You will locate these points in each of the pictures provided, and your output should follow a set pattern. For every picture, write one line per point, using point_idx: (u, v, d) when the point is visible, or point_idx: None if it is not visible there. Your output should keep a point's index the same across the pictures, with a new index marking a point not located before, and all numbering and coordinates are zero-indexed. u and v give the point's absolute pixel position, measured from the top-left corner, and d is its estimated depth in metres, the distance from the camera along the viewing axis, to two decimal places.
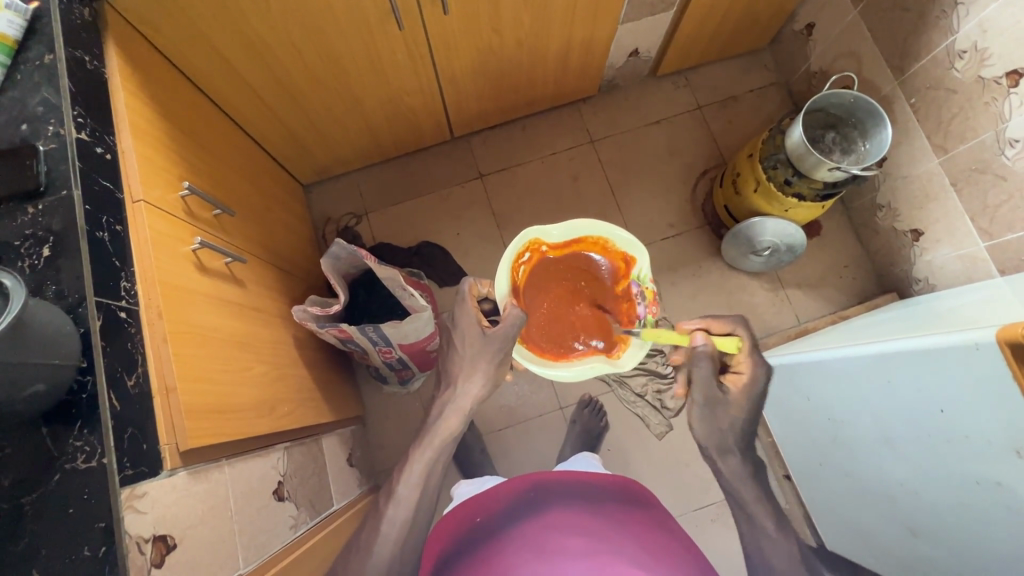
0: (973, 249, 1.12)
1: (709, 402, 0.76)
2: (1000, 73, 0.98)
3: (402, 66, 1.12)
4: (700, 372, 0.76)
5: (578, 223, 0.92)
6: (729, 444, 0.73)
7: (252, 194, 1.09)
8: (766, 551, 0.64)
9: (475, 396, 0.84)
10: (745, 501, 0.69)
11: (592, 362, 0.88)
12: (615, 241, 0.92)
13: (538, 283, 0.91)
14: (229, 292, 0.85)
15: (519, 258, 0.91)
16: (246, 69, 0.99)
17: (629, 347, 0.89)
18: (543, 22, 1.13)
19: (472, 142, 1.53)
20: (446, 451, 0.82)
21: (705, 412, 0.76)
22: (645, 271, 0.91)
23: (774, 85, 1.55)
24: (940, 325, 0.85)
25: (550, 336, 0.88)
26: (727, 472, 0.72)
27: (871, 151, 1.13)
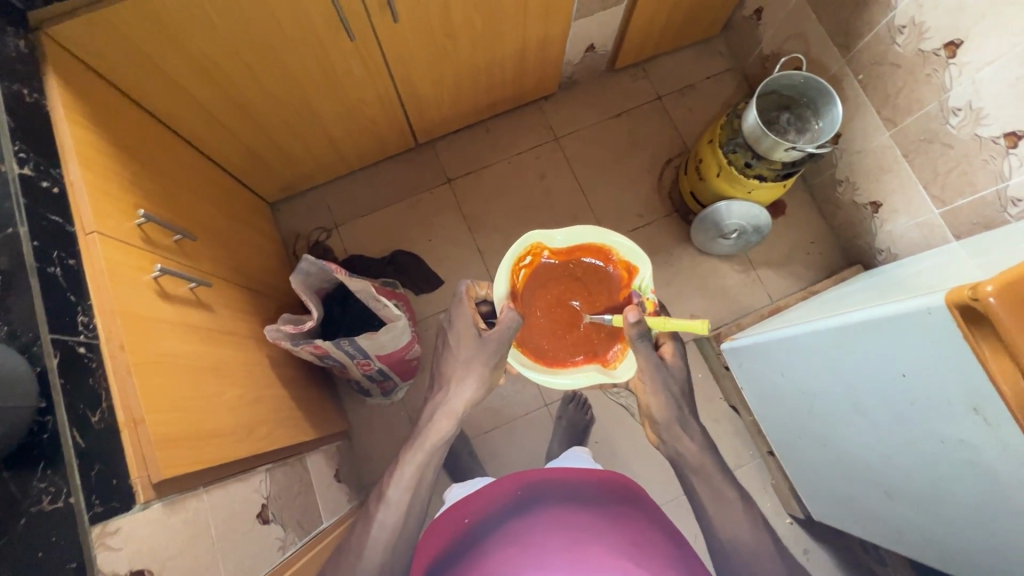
0: (929, 216, 1.16)
1: (654, 369, 0.86)
2: (938, 45, 1.01)
3: (358, 76, 1.12)
4: (641, 348, 0.85)
5: (581, 231, 0.95)
6: (686, 417, 0.86)
7: (215, 217, 1.07)
8: (732, 529, 0.74)
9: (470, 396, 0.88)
10: (708, 474, 0.80)
11: (588, 371, 0.92)
12: (618, 249, 0.95)
13: (536, 289, 0.95)
14: (196, 318, 0.84)
15: (520, 261, 0.95)
16: (197, 90, 0.97)
17: (624, 357, 0.93)
18: (497, 23, 1.14)
19: (438, 147, 1.52)
20: (439, 452, 0.84)
21: (653, 382, 0.87)
22: (647, 280, 0.93)
23: (730, 70, 1.58)
24: (901, 292, 0.87)
25: (545, 342, 0.93)
26: (692, 446, 0.84)
27: (825, 129, 1.15)
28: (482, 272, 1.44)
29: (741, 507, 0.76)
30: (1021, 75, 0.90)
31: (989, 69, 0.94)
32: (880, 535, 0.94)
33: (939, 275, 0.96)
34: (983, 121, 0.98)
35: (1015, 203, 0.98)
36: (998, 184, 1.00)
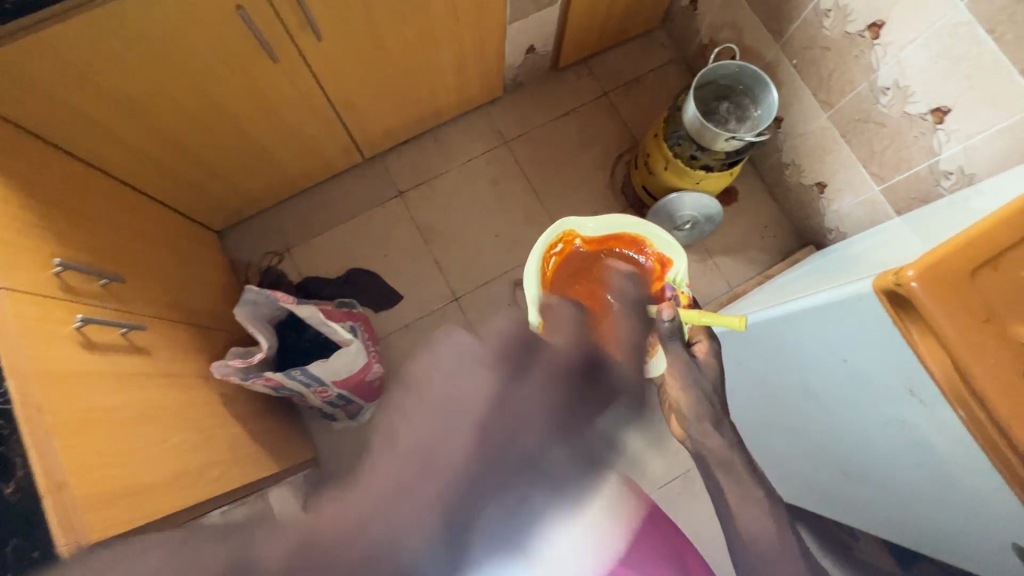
0: (871, 194, 1.18)
1: (686, 367, 0.90)
2: (863, 27, 1.02)
3: (289, 96, 1.09)
4: (673, 347, 0.90)
5: (609, 220, 1.08)
6: (720, 418, 0.86)
7: (154, 253, 1.03)
8: (760, 526, 0.74)
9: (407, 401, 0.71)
10: (738, 472, 0.79)
11: (617, 365, 1.04)
12: (649, 241, 1.07)
13: (568, 280, 1.11)
14: (129, 364, 0.80)
15: (554, 251, 1.10)
16: (121, 124, 0.94)
17: (653, 353, 1.02)
18: (428, 31, 1.12)
19: (386, 160, 1.49)
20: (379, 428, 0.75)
21: (686, 379, 0.90)
22: (680, 272, 1.02)
23: (673, 61, 1.58)
24: (843, 275, 0.88)
25: (575, 331, 1.07)
26: (715, 443, 0.84)
27: (763, 116, 1.16)
28: (441, 284, 1.42)
29: (768, 504, 0.76)
30: (940, 52, 0.91)
31: (910, 47, 0.96)
32: (844, 514, 0.95)
33: (884, 251, 0.97)
34: (910, 99, 1.00)
35: (946, 176, 1.00)
36: (930, 159, 1.02)
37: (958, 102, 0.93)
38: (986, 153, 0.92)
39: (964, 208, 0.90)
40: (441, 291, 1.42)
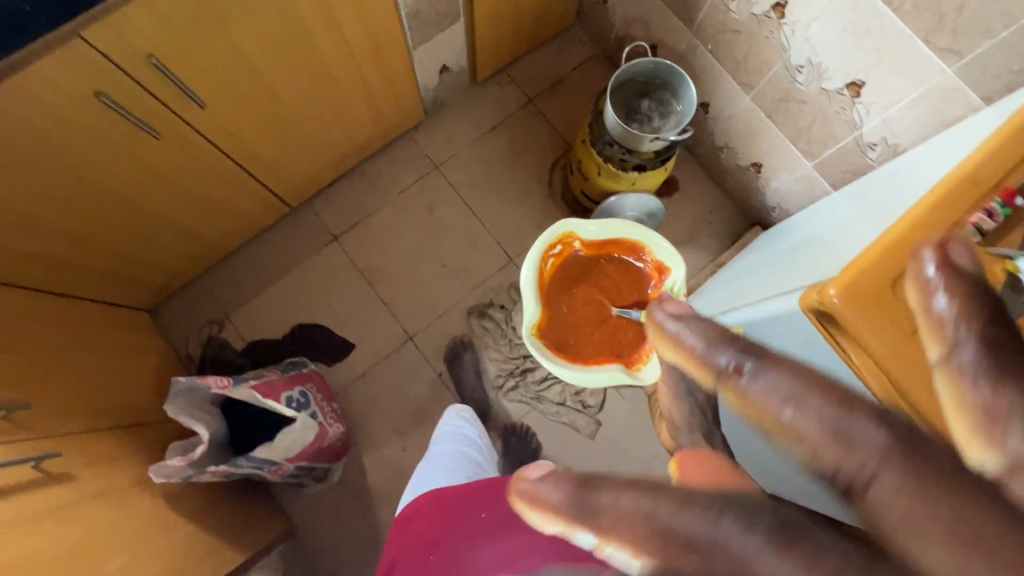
0: (805, 170, 1.16)
1: (700, 396, 0.52)
2: (767, 8, 0.99)
3: (187, 165, 1.02)
4: (665, 382, 0.58)
5: (611, 225, 1.12)
6: (714, 430, 0.58)
7: (75, 357, 0.96)
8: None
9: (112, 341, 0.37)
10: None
11: (611, 369, 1.10)
12: (648, 249, 1.13)
13: (565, 282, 1.15)
14: (52, 496, 0.74)
15: (552, 252, 1.13)
16: (6, 233, 0.87)
17: (647, 359, 1.09)
18: (325, 73, 1.06)
19: (315, 206, 1.42)
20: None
21: (676, 401, 0.58)
22: (676, 283, 1.09)
23: (594, 57, 1.54)
24: (789, 268, 0.85)
25: (574, 334, 1.13)
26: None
27: (686, 110, 1.12)
28: (393, 325, 1.37)
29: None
30: (845, 27, 0.89)
31: (816, 24, 0.93)
32: None
33: (824, 236, 0.94)
34: (825, 75, 0.98)
35: (872, 148, 0.99)
36: (854, 132, 1.00)
37: (871, 76, 0.91)
38: (905, 122, 0.90)
39: (894, 181, 0.88)
40: (395, 333, 1.37)
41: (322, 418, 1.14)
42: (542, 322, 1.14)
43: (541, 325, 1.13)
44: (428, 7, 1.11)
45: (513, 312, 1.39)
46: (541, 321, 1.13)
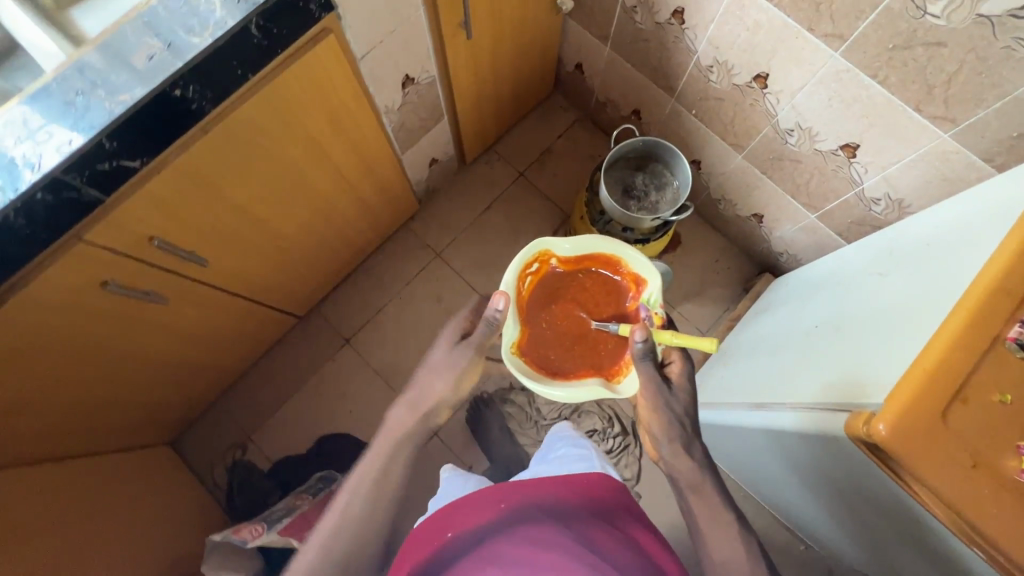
0: (807, 221, 1.15)
1: (655, 388, 0.85)
2: (749, 79, 0.99)
3: (198, 315, 1.02)
4: (642, 366, 0.84)
5: (591, 241, 0.96)
6: (688, 439, 0.83)
7: (110, 523, 0.95)
8: (722, 547, 0.74)
9: (435, 404, 0.87)
10: (704, 492, 0.80)
11: (591, 385, 0.90)
12: (627, 262, 0.96)
13: (547, 299, 0.96)
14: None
15: (527, 269, 0.95)
16: (28, 420, 0.86)
17: (629, 370, 0.91)
18: (320, 200, 1.06)
19: (323, 311, 1.42)
20: (407, 448, 0.83)
21: (655, 400, 0.85)
22: (654, 295, 0.94)
23: (578, 122, 1.55)
24: (811, 347, 0.84)
25: (553, 352, 0.93)
26: (684, 467, 0.82)
27: (683, 184, 1.14)
28: None
29: (741, 532, 0.76)
30: (831, 96, 0.88)
31: (801, 93, 0.93)
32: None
33: (838, 294, 0.91)
34: (817, 138, 0.97)
35: (876, 202, 0.97)
36: (855, 188, 0.99)
37: (865, 139, 0.90)
38: (907, 180, 0.89)
39: (906, 241, 0.86)
40: None
41: None
42: (521, 338, 0.94)
43: (520, 343, 0.94)
44: (412, 116, 1.12)
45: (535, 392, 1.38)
46: (519, 338, 0.94)
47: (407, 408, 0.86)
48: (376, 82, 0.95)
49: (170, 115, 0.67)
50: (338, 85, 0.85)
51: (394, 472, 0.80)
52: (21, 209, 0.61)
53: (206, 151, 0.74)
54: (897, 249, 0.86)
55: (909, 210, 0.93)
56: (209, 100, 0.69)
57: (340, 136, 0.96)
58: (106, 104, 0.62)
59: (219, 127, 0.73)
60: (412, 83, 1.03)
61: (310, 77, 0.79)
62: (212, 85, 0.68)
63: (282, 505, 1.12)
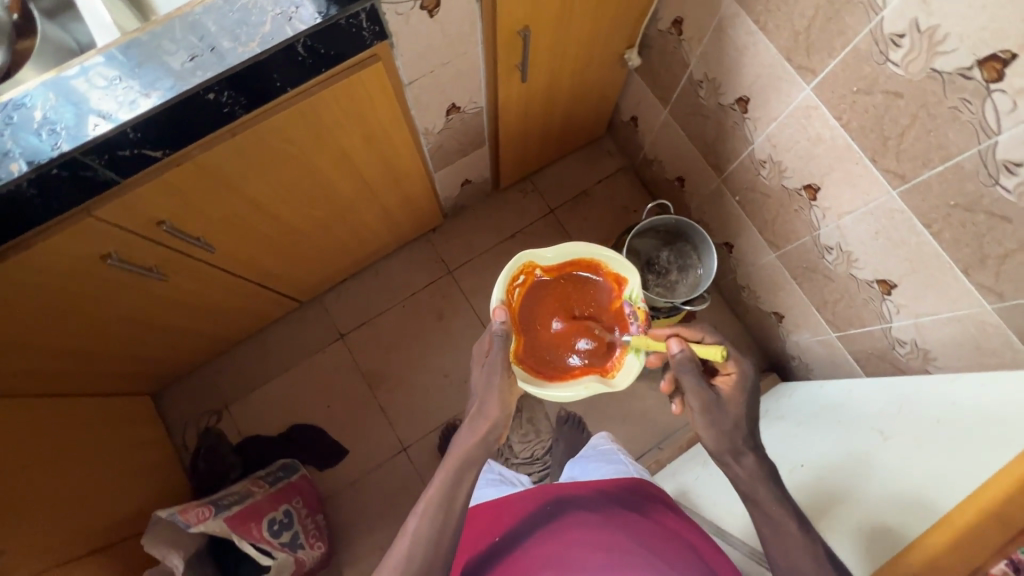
0: (827, 337, 1.10)
1: (706, 405, 0.73)
2: (799, 186, 0.94)
3: (199, 292, 1.03)
4: (689, 382, 0.72)
5: (574, 246, 0.89)
6: (740, 445, 0.73)
7: (72, 469, 0.96)
8: (789, 554, 0.66)
9: (500, 420, 0.77)
10: (763, 503, 0.70)
11: (587, 381, 0.84)
12: (609, 262, 0.90)
13: (536, 307, 0.88)
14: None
15: (513, 282, 0.87)
16: (15, 361, 0.88)
17: (623, 363, 0.85)
18: (341, 204, 1.06)
19: (326, 301, 1.42)
20: (472, 471, 0.73)
21: (706, 417, 0.74)
22: (636, 290, 0.88)
23: (621, 170, 1.51)
24: (814, 497, 0.83)
25: (546, 356, 0.85)
26: (744, 475, 0.72)
27: (705, 275, 1.15)
28: (388, 434, 1.34)
29: (806, 538, 0.66)
30: (879, 230, 0.83)
31: (848, 217, 0.88)
32: None
33: (838, 442, 0.89)
34: (855, 264, 0.92)
35: (902, 344, 0.92)
36: (882, 323, 0.94)
37: (903, 281, 0.85)
38: (939, 334, 0.84)
39: (933, 409, 0.80)
40: (389, 442, 1.34)
41: (302, 542, 1.13)
42: (515, 347, 0.85)
43: (515, 352, 0.85)
44: (452, 140, 1.10)
45: (512, 426, 1.33)
46: (515, 347, 0.85)
47: (471, 426, 0.77)
48: (420, 106, 0.93)
49: (202, 114, 0.67)
50: (378, 105, 0.84)
51: (460, 503, 0.70)
52: (34, 179, 0.62)
53: (230, 150, 0.75)
54: (917, 417, 0.81)
55: (935, 362, 0.87)
56: (243, 106, 0.69)
57: (372, 150, 0.95)
58: (138, 96, 0.62)
59: (247, 131, 0.74)
60: (458, 111, 1.02)
61: (349, 96, 0.78)
62: (248, 92, 0.68)
63: (237, 488, 1.12)
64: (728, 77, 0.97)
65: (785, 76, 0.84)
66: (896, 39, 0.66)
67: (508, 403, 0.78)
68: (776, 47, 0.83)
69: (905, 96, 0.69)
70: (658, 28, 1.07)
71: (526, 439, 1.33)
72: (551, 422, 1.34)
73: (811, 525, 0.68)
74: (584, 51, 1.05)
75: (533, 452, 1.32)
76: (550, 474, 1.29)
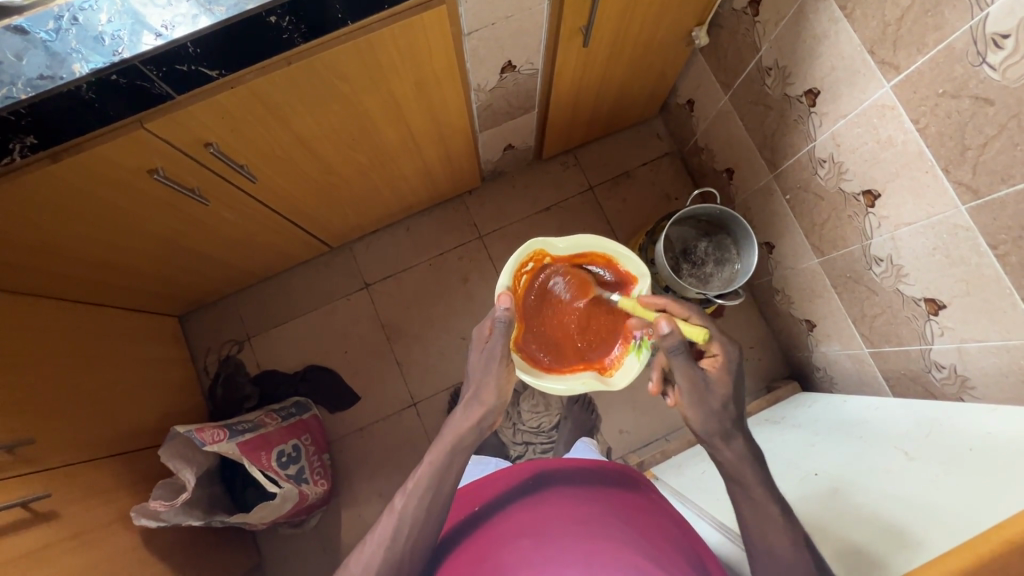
0: (858, 351, 1.06)
1: (694, 387, 0.73)
2: (857, 190, 0.89)
3: (235, 222, 1.04)
4: (680, 363, 0.71)
5: (587, 239, 0.87)
6: (728, 428, 0.72)
7: (96, 377, 1.00)
8: (767, 537, 0.66)
9: (494, 407, 0.76)
10: (748, 486, 0.69)
11: (584, 376, 0.85)
12: (621, 260, 0.88)
13: (541, 298, 0.87)
14: (39, 537, 0.76)
15: (522, 268, 0.86)
16: (58, 263, 0.91)
17: (622, 364, 0.86)
18: (381, 152, 1.05)
19: (355, 249, 1.43)
20: (464, 454, 0.73)
21: (694, 400, 0.73)
22: (644, 292, 0.86)
23: (667, 156, 1.46)
24: (828, 511, 0.80)
25: (548, 347, 0.85)
26: (730, 458, 0.71)
27: (744, 269, 1.13)
28: (400, 388, 1.36)
29: (785, 522, 0.67)
30: (937, 246, 0.79)
31: (906, 229, 0.83)
32: None
33: (857, 457, 0.87)
34: (904, 279, 0.88)
35: (939, 368, 0.88)
36: (922, 344, 0.90)
37: (954, 301, 0.81)
38: (984, 363, 0.80)
39: (961, 439, 0.78)
40: (401, 395, 1.36)
41: (307, 477, 1.16)
42: (515, 334, 0.85)
43: (515, 340, 0.84)
44: (502, 100, 1.08)
45: (522, 396, 1.34)
46: (517, 334, 0.84)
47: (464, 410, 0.76)
48: (476, 60, 0.91)
49: (260, 38, 0.66)
50: (434, 51, 0.82)
51: (445, 477, 0.71)
52: (94, 84, 0.63)
53: (283, 78, 0.74)
54: (946, 443, 0.79)
55: (972, 391, 0.85)
56: (302, 35, 0.67)
57: (422, 99, 0.94)
58: (200, 11, 0.62)
59: (303, 61, 0.72)
60: (513, 70, 0.99)
61: (408, 37, 0.76)
62: (309, 20, 0.66)
63: (251, 417, 1.14)
64: (800, 67, 0.91)
65: (864, 70, 0.80)
66: (998, 39, 0.61)
67: (505, 390, 0.78)
68: (860, 37, 0.78)
69: (997, 103, 0.64)
70: (733, 6, 1.01)
71: (535, 410, 1.33)
72: (561, 399, 1.34)
73: (795, 515, 0.68)
74: (651, 23, 1.00)
75: (539, 426, 1.32)
76: (553, 449, 1.29)
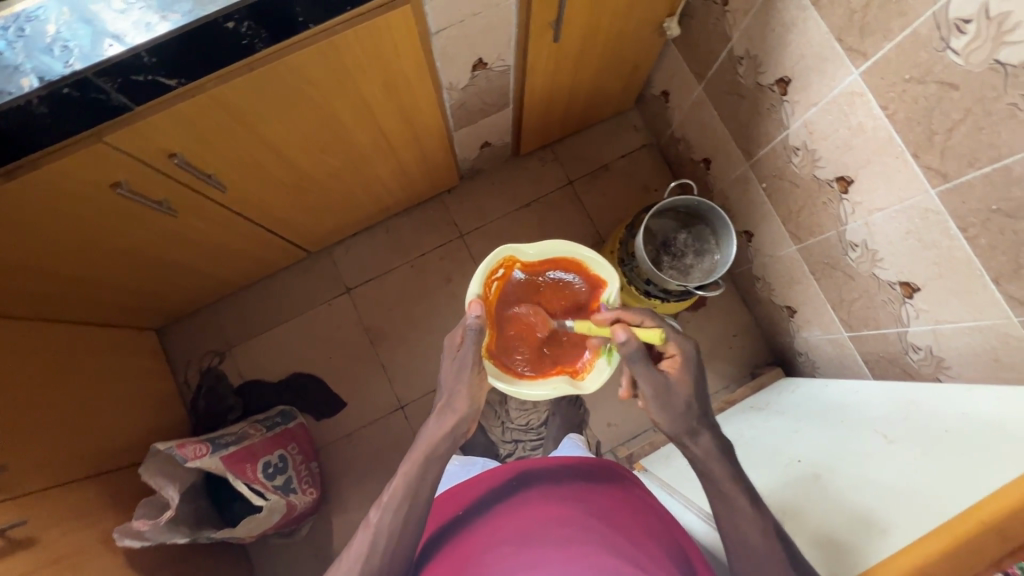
0: (838, 336, 1.07)
1: (659, 390, 0.73)
2: (831, 177, 0.90)
3: (207, 232, 1.02)
4: (640, 371, 0.73)
5: (558, 244, 0.87)
6: (694, 425, 0.73)
7: (70, 397, 0.97)
8: (741, 530, 0.67)
9: (467, 413, 0.75)
10: (718, 480, 0.70)
11: (555, 382, 0.85)
12: (591, 264, 0.88)
13: (511, 303, 0.86)
14: (17, 564, 0.74)
15: (493, 275, 0.86)
16: (22, 283, 0.88)
17: (593, 367, 0.86)
18: (354, 155, 1.03)
19: (334, 254, 1.41)
20: (439, 462, 0.73)
21: (660, 403, 0.74)
22: (613, 296, 0.86)
23: (645, 147, 1.46)
24: (812, 497, 0.81)
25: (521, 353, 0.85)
26: (699, 454, 0.72)
27: (723, 261, 1.13)
28: (386, 391, 1.35)
29: (754, 512, 0.67)
30: (909, 230, 0.80)
31: (879, 214, 0.84)
32: None
33: (839, 441, 0.88)
34: (879, 263, 0.89)
35: (916, 350, 0.90)
36: (898, 327, 0.91)
37: (928, 285, 0.82)
38: (959, 343, 0.82)
39: (940, 420, 0.79)
40: (387, 398, 1.35)
41: (295, 486, 1.15)
42: (487, 340, 0.85)
43: (487, 346, 0.84)
44: (476, 98, 1.07)
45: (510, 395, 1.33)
46: (488, 341, 0.84)
47: (439, 418, 0.75)
48: (446, 58, 0.90)
49: (220, 45, 0.64)
50: (401, 51, 0.81)
51: (424, 485, 0.71)
52: (45, 98, 0.60)
53: (246, 84, 0.72)
54: (925, 424, 0.80)
55: (948, 371, 0.86)
56: (263, 40, 0.66)
57: (392, 101, 0.92)
58: (155, 19, 0.60)
59: (265, 66, 0.70)
60: (484, 68, 0.98)
61: (372, 39, 0.75)
62: (270, 25, 0.64)
63: (234, 429, 1.13)
64: (771, 55, 0.92)
65: (832, 58, 0.80)
66: (961, 24, 0.62)
67: (478, 397, 0.78)
68: (827, 24, 0.78)
69: (962, 87, 0.65)
70: None
71: (523, 407, 1.33)
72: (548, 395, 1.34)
73: (764, 504, 0.68)
74: (622, 16, 0.99)
75: (527, 423, 1.32)
76: (543, 445, 1.29)
